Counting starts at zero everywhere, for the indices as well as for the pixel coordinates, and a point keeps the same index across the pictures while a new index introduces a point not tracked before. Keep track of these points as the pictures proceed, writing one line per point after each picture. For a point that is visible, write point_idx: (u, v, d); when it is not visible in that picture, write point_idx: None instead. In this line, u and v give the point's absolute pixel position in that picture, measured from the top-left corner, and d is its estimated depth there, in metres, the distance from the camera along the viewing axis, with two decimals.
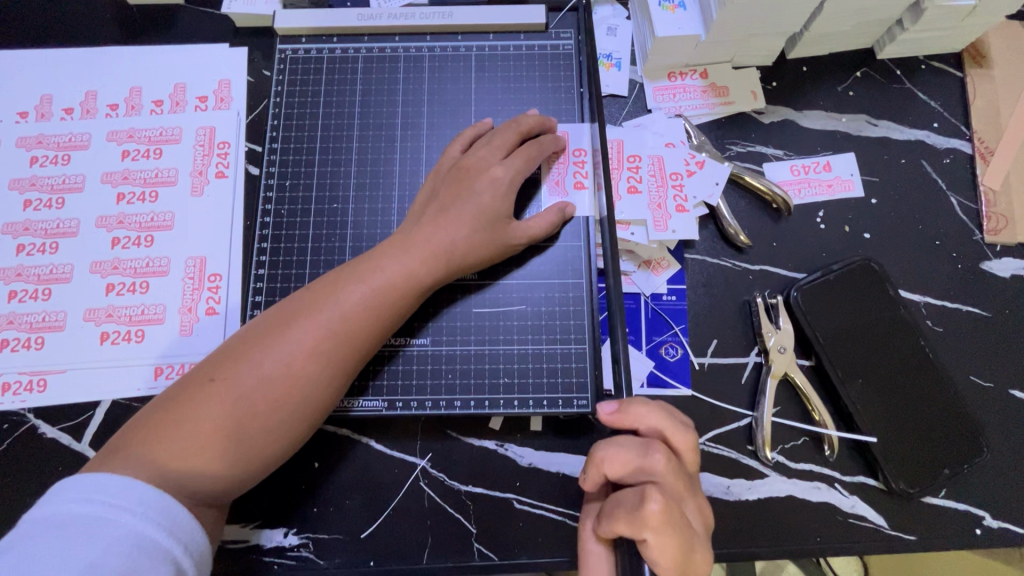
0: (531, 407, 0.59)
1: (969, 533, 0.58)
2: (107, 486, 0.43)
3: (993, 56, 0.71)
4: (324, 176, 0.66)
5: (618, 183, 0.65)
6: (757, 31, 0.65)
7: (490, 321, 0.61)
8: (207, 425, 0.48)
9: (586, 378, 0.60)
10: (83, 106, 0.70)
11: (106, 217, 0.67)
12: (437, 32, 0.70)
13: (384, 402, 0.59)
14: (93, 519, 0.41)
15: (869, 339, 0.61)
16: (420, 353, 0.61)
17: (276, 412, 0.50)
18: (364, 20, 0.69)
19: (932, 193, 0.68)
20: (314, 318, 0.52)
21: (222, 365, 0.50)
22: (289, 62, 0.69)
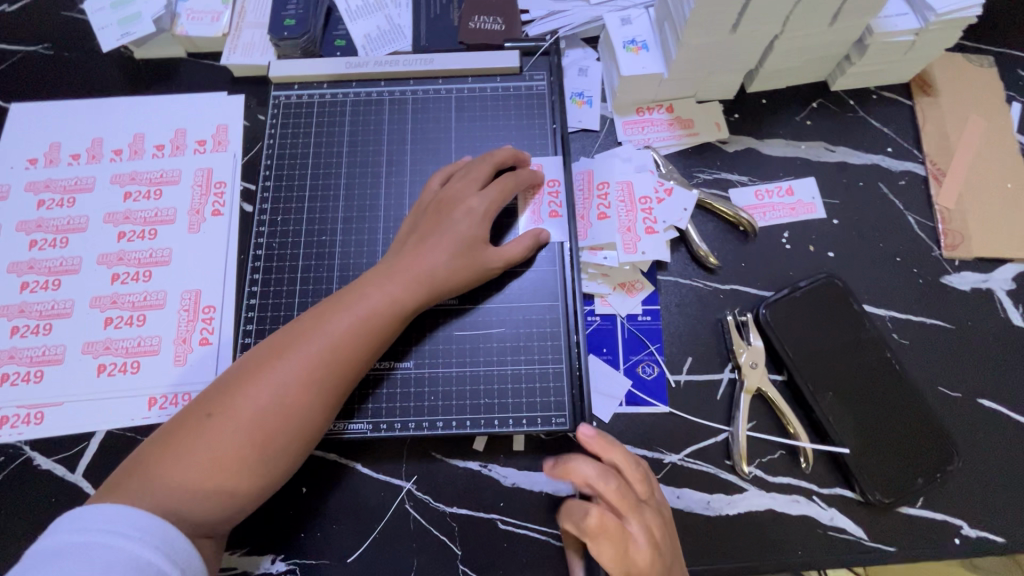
0: (512, 425, 0.62)
1: (948, 543, 0.59)
2: (110, 516, 0.44)
3: (939, 85, 0.76)
4: (314, 210, 0.70)
5: (590, 212, 0.69)
6: (715, 68, 0.70)
7: (470, 343, 0.64)
8: (206, 459, 0.50)
9: (563, 397, 0.62)
10: (89, 152, 0.75)
11: (107, 254, 0.70)
12: (420, 77, 0.75)
13: (369, 424, 0.62)
14: (93, 546, 0.42)
15: (837, 350, 0.63)
16: (404, 376, 0.63)
17: (273, 442, 0.52)
18: (352, 68, 0.75)
19: (890, 213, 0.71)
20: (306, 350, 0.54)
21: (217, 400, 0.52)
22: (283, 107, 0.74)
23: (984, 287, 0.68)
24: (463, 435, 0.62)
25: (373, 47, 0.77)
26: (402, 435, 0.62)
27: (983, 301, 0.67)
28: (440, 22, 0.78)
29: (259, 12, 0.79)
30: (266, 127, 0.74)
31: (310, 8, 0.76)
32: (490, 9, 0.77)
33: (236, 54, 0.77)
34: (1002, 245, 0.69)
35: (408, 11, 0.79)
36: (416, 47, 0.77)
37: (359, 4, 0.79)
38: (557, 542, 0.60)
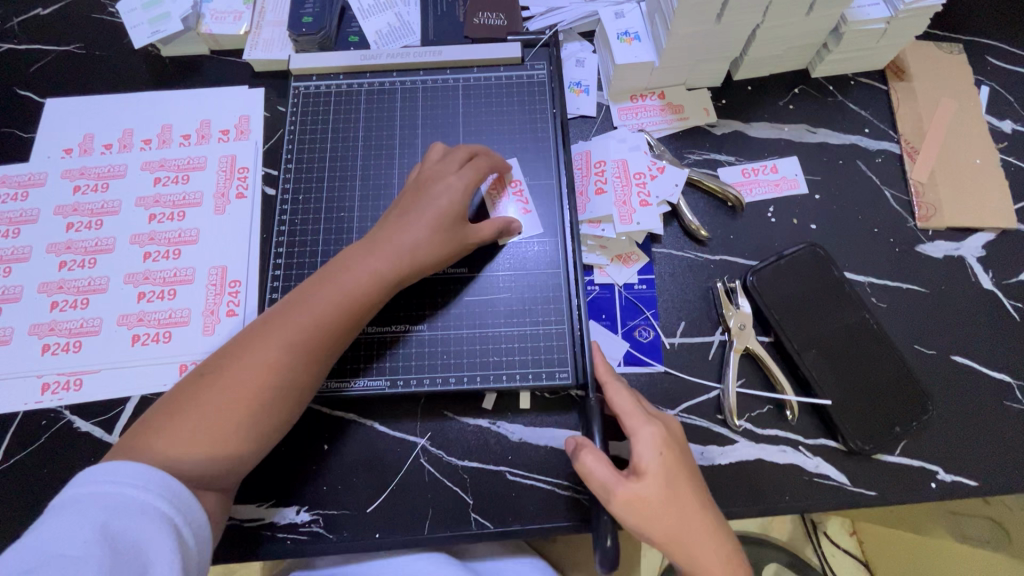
0: (519, 380, 0.66)
1: (924, 487, 0.64)
2: (116, 470, 0.48)
3: (913, 70, 0.82)
4: (332, 191, 0.75)
5: (586, 188, 0.74)
6: (702, 57, 0.76)
7: (479, 307, 0.69)
8: (208, 415, 0.54)
9: (567, 354, 0.67)
10: (120, 142, 0.81)
11: (139, 235, 0.75)
12: (428, 68, 0.81)
13: (386, 381, 0.66)
14: (104, 498, 0.46)
15: (820, 308, 0.68)
16: (418, 338, 0.68)
17: (262, 402, 0.56)
18: (366, 60, 0.80)
19: (868, 188, 0.77)
20: (295, 318, 0.58)
21: (216, 363, 0.57)
22: (302, 96, 0.79)
23: (956, 255, 0.73)
24: (474, 390, 0.66)
25: (385, 42, 0.83)
26: (417, 392, 0.66)
27: (954, 268, 0.73)
28: (447, 18, 0.84)
29: (278, 11, 0.85)
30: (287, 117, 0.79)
31: (326, 7, 0.81)
32: (493, 6, 0.83)
33: (258, 50, 0.83)
34: (971, 216, 0.74)
35: (417, 9, 0.85)
36: (425, 42, 0.83)
37: (371, 2, 0.85)
38: (562, 491, 0.64)
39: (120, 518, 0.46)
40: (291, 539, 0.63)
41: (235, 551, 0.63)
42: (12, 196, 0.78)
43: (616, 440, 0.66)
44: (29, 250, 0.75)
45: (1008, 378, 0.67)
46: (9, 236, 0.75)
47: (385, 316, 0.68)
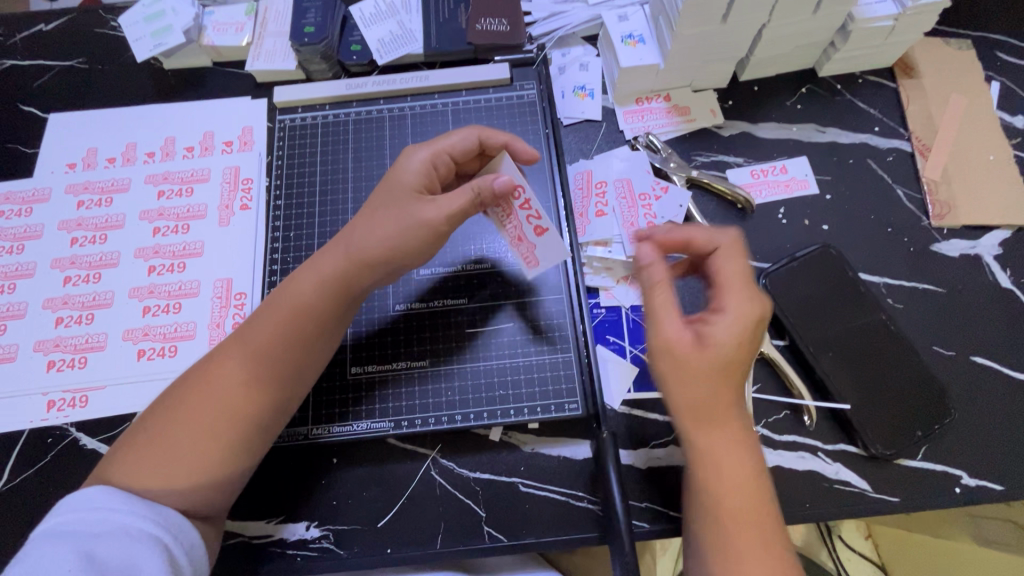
0: (528, 415, 0.62)
1: (948, 492, 0.62)
2: (98, 495, 0.48)
3: (921, 67, 0.81)
4: (324, 225, 0.72)
5: (587, 210, 0.73)
6: (708, 58, 0.75)
7: (482, 339, 0.64)
8: (159, 440, 0.53)
9: (575, 383, 0.63)
10: (124, 156, 0.80)
11: (144, 248, 0.75)
12: (416, 93, 0.77)
13: (390, 423, 0.63)
14: (89, 524, 0.46)
15: (836, 315, 0.67)
16: (419, 374, 0.64)
17: (224, 419, 0.54)
18: (352, 88, 0.76)
19: (880, 187, 0.76)
20: (244, 335, 0.57)
21: (184, 384, 0.56)
22: (288, 130, 0.76)
23: (972, 253, 0.72)
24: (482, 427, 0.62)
25: (388, 50, 0.82)
26: (422, 430, 0.62)
27: (971, 266, 0.71)
28: (449, 25, 0.83)
29: (279, 21, 0.84)
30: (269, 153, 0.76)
31: (328, 16, 0.81)
32: (496, 12, 0.82)
33: (260, 61, 0.82)
34: (987, 212, 0.73)
35: (419, 17, 0.85)
36: (428, 49, 0.82)
37: (373, 11, 0.85)
38: (576, 503, 0.63)
39: (106, 543, 0.45)
40: (302, 556, 0.62)
41: (245, 567, 0.62)
42: (16, 213, 0.77)
43: (630, 450, 0.65)
44: (33, 266, 0.74)
45: None
46: (14, 252, 0.75)
47: (384, 353, 0.64)
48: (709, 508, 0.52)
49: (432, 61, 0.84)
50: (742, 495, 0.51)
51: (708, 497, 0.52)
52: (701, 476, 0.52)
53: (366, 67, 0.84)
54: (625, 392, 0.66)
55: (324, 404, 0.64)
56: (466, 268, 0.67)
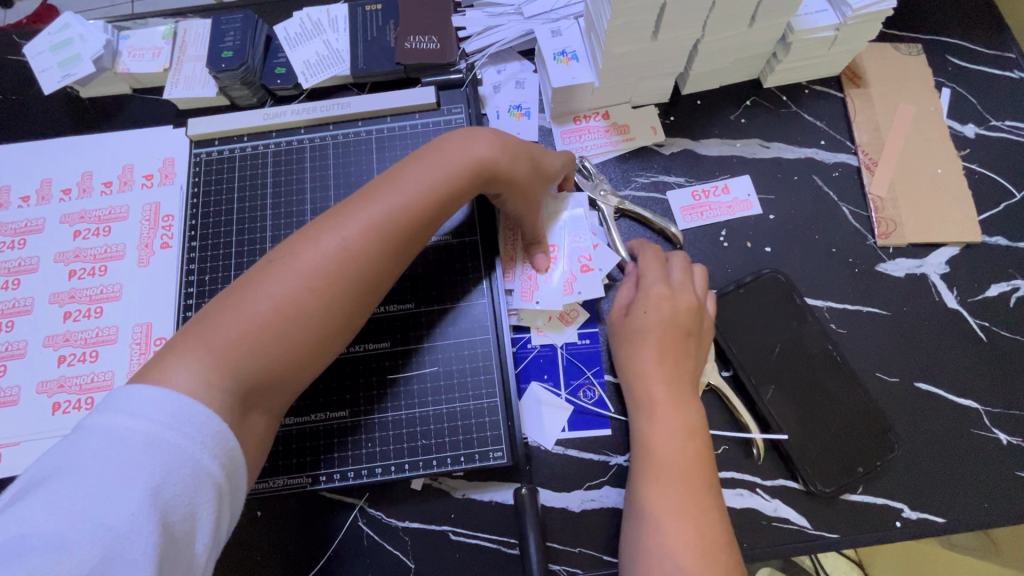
0: (450, 465, 0.60)
1: (889, 526, 0.60)
2: (165, 408, 0.41)
3: (869, 75, 0.78)
4: (242, 265, 0.69)
5: (536, 274, 0.65)
6: (643, 75, 0.72)
7: (405, 385, 0.62)
8: (250, 327, 0.47)
9: (499, 431, 0.61)
10: (38, 193, 0.76)
11: (59, 293, 0.72)
12: (339, 121, 0.73)
13: (308, 477, 0.60)
14: (153, 446, 0.40)
15: (783, 345, 0.64)
16: (341, 426, 0.61)
17: (330, 293, 0.50)
18: (270, 119, 0.72)
19: (826, 205, 0.73)
20: (343, 215, 0.52)
21: (267, 267, 0.50)
22: (204, 165, 0.72)
23: (919, 272, 0.70)
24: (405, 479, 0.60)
25: (313, 73, 0.78)
26: (341, 485, 0.60)
27: (917, 287, 0.69)
28: (377, 43, 0.78)
29: (198, 44, 0.80)
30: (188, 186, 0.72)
31: (246, 39, 0.76)
32: (425, 28, 0.77)
33: (178, 88, 0.78)
34: (934, 229, 0.70)
35: (346, 35, 0.80)
36: (354, 70, 0.77)
37: (298, 31, 0.80)
38: (508, 550, 0.60)
39: (171, 476, 0.40)
40: None
41: None
42: None
43: (562, 492, 0.62)
44: None
45: (975, 404, 0.64)
46: None
47: (305, 405, 0.62)
48: (640, 468, 0.55)
49: (361, 81, 0.80)
50: (673, 459, 0.54)
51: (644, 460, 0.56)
52: (642, 443, 0.57)
53: (291, 91, 0.79)
54: (560, 433, 0.64)
55: None
56: (389, 312, 0.65)
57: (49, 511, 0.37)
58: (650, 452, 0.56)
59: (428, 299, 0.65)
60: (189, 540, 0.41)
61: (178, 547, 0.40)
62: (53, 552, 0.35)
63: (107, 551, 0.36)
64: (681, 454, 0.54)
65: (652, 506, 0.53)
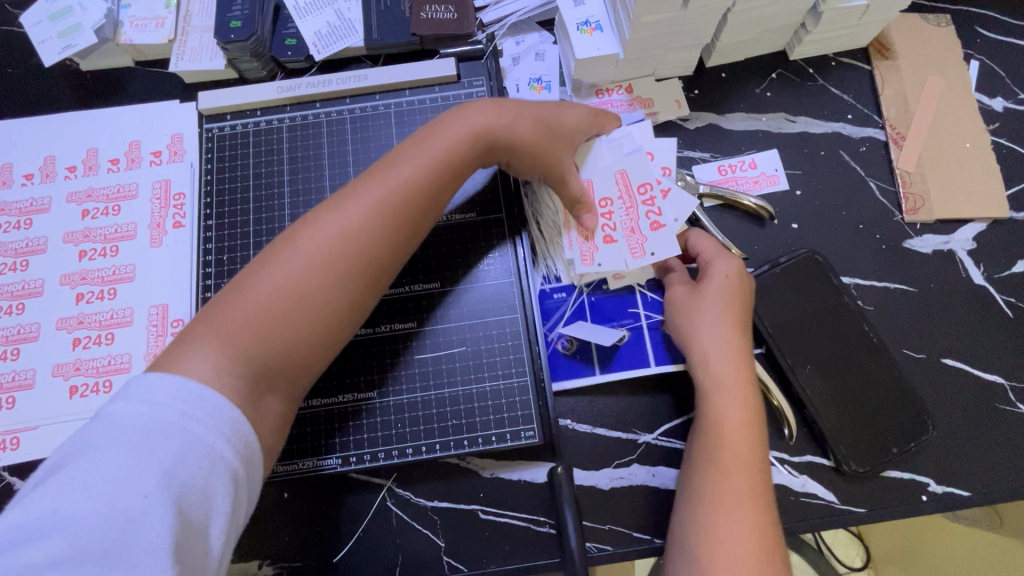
0: (481, 444, 0.59)
1: (915, 499, 0.61)
2: (183, 392, 0.40)
3: (897, 48, 0.76)
4: (260, 245, 0.67)
5: (595, 232, 0.62)
6: (671, 46, 0.69)
7: (434, 365, 0.62)
8: (258, 312, 0.46)
9: (530, 410, 0.60)
10: (43, 171, 0.74)
11: (70, 274, 0.70)
12: (355, 94, 0.71)
13: (338, 459, 0.60)
14: (166, 432, 0.39)
15: (819, 326, 0.64)
16: (368, 407, 0.60)
17: (333, 277, 0.49)
18: (284, 92, 0.70)
19: (853, 180, 0.72)
20: (343, 201, 0.51)
21: (269, 256, 0.49)
22: (216, 141, 0.70)
23: (946, 249, 0.69)
24: (435, 459, 0.60)
25: (325, 44, 0.75)
26: (371, 466, 0.59)
27: (943, 263, 0.69)
28: (392, 14, 0.75)
29: (204, 14, 0.76)
30: (200, 162, 0.70)
31: (255, 7, 0.73)
32: None
33: (185, 60, 0.74)
34: (961, 205, 0.70)
35: (359, 4, 0.76)
36: (369, 42, 0.74)
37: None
38: (538, 527, 0.61)
39: (184, 462, 0.38)
40: None
41: None
42: None
43: (591, 470, 0.62)
44: None
45: (1000, 379, 0.65)
46: None
47: (331, 386, 0.61)
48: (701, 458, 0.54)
49: (375, 54, 0.77)
50: (737, 446, 0.53)
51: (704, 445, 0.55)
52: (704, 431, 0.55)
53: (303, 64, 0.76)
54: (591, 375, 0.63)
55: None
56: (414, 291, 0.63)
57: (65, 495, 0.36)
58: (712, 441, 0.54)
59: (453, 277, 0.64)
60: (204, 527, 0.39)
61: (193, 534, 0.39)
62: (68, 533, 0.35)
63: (122, 532, 0.36)
64: (745, 439, 0.54)
65: (713, 492, 0.52)
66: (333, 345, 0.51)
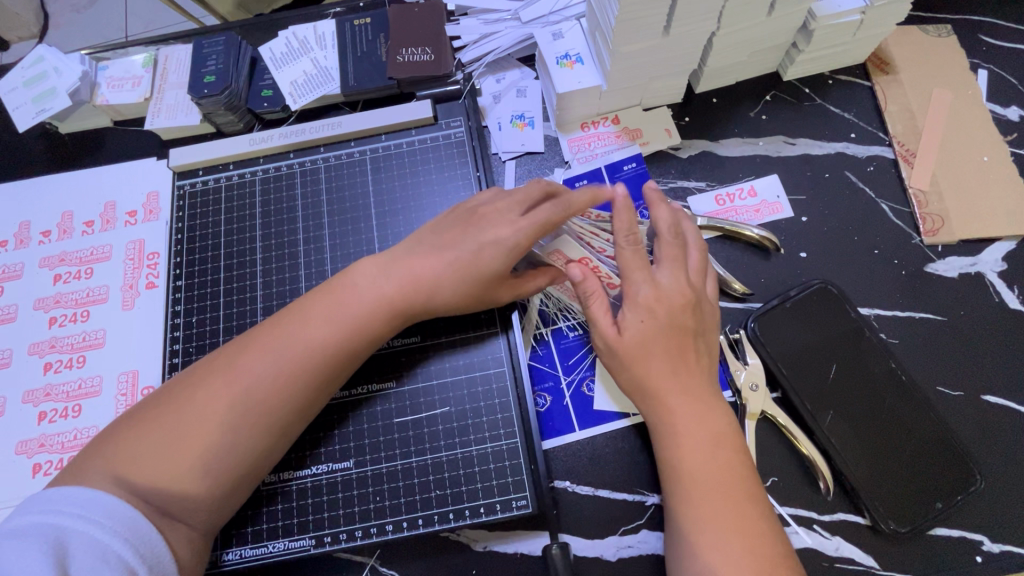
0: (469, 517, 0.54)
1: (968, 561, 0.54)
2: (78, 497, 0.43)
3: (897, 61, 0.72)
4: (230, 305, 0.63)
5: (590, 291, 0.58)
6: (656, 74, 0.66)
7: (415, 429, 0.56)
8: (153, 466, 0.46)
9: (522, 476, 0.54)
10: (17, 237, 0.72)
11: (39, 343, 0.67)
12: (330, 143, 0.69)
13: (312, 539, 0.54)
14: (61, 530, 0.41)
15: (837, 364, 0.58)
16: (344, 479, 0.55)
17: (246, 431, 0.49)
18: (256, 144, 0.68)
19: (862, 202, 0.67)
20: (250, 357, 0.51)
21: (179, 396, 0.49)
22: (187, 198, 0.67)
23: (973, 271, 0.63)
24: (418, 536, 0.54)
25: (301, 93, 0.73)
26: (349, 546, 0.54)
27: (972, 287, 0.63)
28: (368, 59, 0.73)
29: (180, 70, 0.75)
30: (171, 221, 0.67)
31: (229, 62, 0.71)
32: (417, 39, 0.72)
33: (160, 117, 0.73)
34: (985, 223, 0.64)
35: (335, 51, 0.75)
36: (344, 87, 0.72)
37: (284, 50, 0.76)
38: None
39: (77, 557, 0.40)
40: None
41: None
42: None
43: (595, 540, 0.55)
44: None
45: None
46: None
47: (303, 455, 0.56)
48: (675, 529, 0.49)
49: (353, 100, 0.75)
50: (707, 473, 0.48)
51: (672, 479, 0.50)
52: (667, 465, 0.50)
53: (279, 114, 0.74)
54: (570, 433, 0.58)
55: (234, 521, 0.54)
56: (393, 347, 0.59)
57: None
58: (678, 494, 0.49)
59: (435, 330, 0.60)
60: None
61: None
62: None
63: None
64: (716, 464, 0.49)
65: (690, 526, 0.47)
66: (245, 489, 0.51)
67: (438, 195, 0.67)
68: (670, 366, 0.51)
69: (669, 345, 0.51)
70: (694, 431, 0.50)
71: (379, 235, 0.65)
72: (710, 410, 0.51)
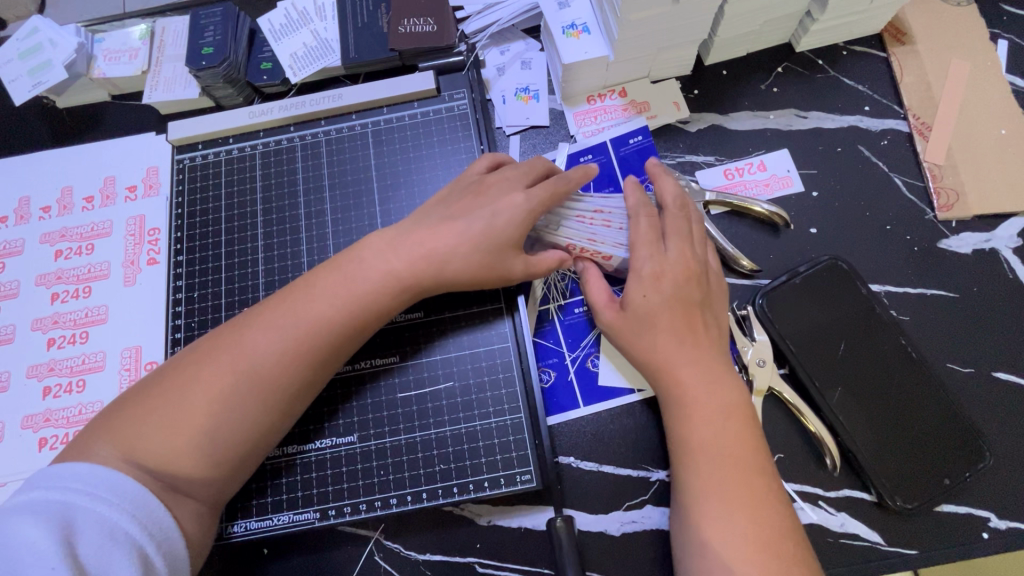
0: (472, 491, 0.54)
1: (974, 537, 0.54)
2: (82, 473, 0.43)
3: (914, 31, 0.70)
4: (232, 280, 0.63)
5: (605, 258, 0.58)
6: (665, 45, 0.64)
7: (419, 404, 0.56)
8: (156, 440, 0.46)
9: (526, 451, 0.54)
10: (17, 213, 0.71)
11: (41, 319, 0.66)
12: (331, 116, 0.67)
13: (317, 512, 0.54)
14: (66, 506, 0.41)
15: (848, 340, 0.57)
16: (348, 453, 0.55)
17: (249, 405, 0.48)
18: (256, 117, 0.66)
19: (874, 177, 0.65)
20: (252, 332, 0.50)
21: (182, 370, 0.49)
22: (187, 172, 0.66)
23: (987, 247, 0.62)
24: (422, 509, 0.54)
25: (300, 66, 0.72)
26: (354, 519, 0.54)
27: (986, 263, 0.61)
28: (369, 30, 0.71)
29: (177, 41, 0.73)
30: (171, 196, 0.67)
31: (228, 33, 0.70)
32: (419, 8, 0.70)
33: (158, 91, 0.71)
34: (1000, 198, 0.63)
35: (335, 22, 0.73)
36: (344, 59, 0.71)
37: (283, 21, 0.74)
38: None
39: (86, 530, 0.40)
40: None
41: None
42: None
43: (599, 515, 0.55)
44: None
45: None
46: None
47: (307, 430, 0.56)
48: (680, 502, 0.48)
49: (354, 72, 0.73)
50: (714, 446, 0.48)
51: (677, 452, 0.49)
52: (673, 439, 0.50)
53: (280, 87, 0.73)
54: (574, 410, 0.58)
55: (239, 495, 0.54)
56: (396, 323, 0.58)
57: None
58: (685, 467, 0.49)
59: (438, 306, 0.59)
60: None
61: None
62: None
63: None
64: (723, 439, 0.48)
65: (695, 500, 0.47)
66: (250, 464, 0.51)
67: (441, 169, 0.65)
68: (677, 338, 0.50)
69: (674, 318, 0.51)
70: (702, 404, 0.49)
71: (381, 210, 0.64)
72: (717, 385, 0.50)
